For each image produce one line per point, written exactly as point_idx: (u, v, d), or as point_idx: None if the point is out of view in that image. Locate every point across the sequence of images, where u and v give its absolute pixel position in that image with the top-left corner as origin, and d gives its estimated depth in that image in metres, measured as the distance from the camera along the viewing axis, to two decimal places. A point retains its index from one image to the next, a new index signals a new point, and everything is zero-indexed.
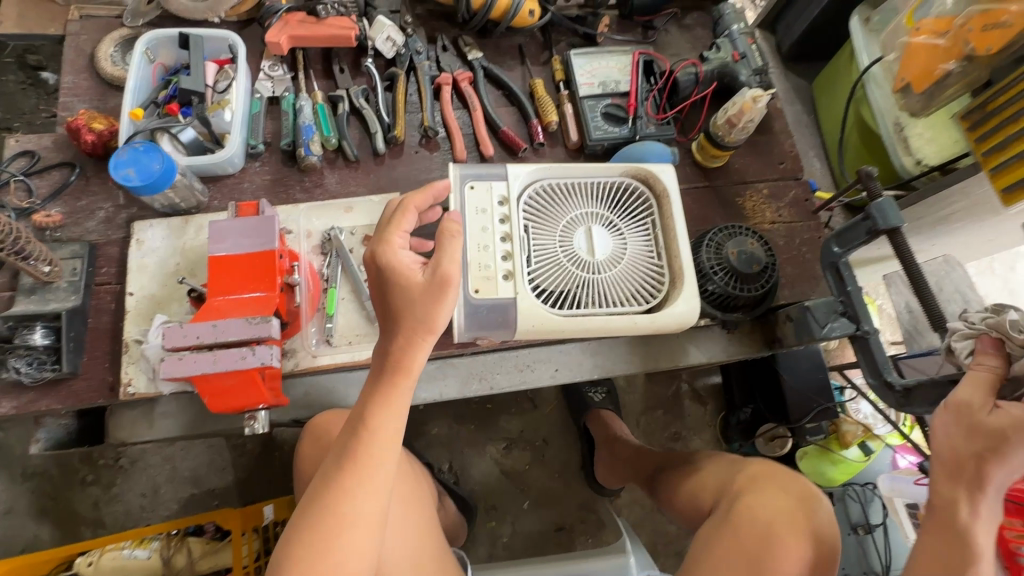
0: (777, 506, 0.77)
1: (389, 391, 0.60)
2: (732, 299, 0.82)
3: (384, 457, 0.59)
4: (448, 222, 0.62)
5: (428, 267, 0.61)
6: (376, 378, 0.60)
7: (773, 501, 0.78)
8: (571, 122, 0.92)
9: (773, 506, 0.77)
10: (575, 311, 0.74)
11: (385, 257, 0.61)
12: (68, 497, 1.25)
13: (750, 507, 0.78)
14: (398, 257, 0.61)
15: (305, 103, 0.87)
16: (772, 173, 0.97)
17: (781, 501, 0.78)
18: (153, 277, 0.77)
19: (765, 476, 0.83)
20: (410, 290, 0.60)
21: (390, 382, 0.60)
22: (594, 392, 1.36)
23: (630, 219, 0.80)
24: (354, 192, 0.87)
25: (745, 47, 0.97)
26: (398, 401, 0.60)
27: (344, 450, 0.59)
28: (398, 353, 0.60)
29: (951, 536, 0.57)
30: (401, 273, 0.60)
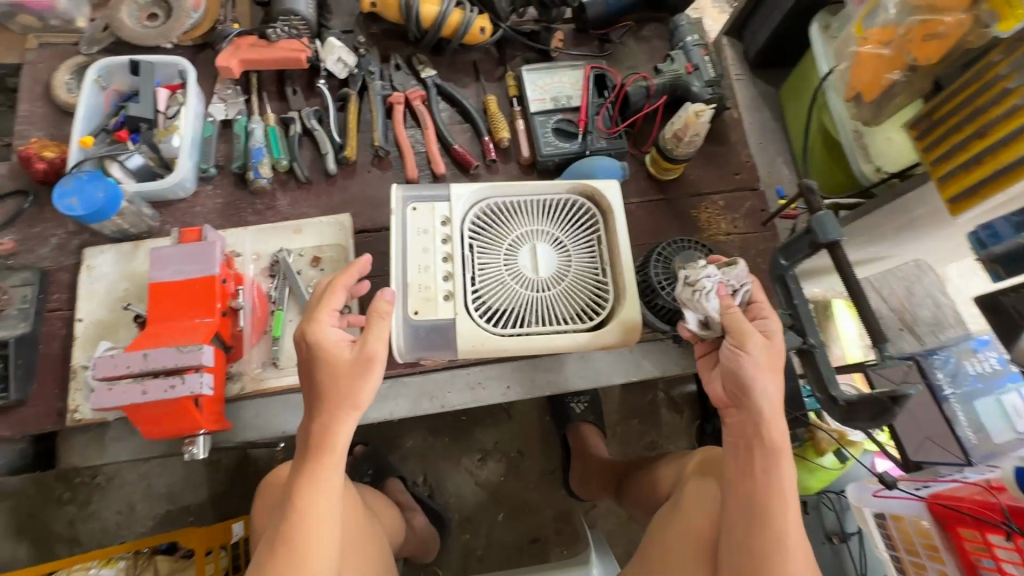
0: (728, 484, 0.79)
1: (315, 473, 0.60)
2: (681, 313, 0.82)
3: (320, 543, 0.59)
4: (378, 303, 0.64)
5: (355, 346, 0.64)
6: (302, 462, 0.61)
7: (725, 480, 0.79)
8: (523, 139, 0.92)
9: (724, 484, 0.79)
10: (518, 330, 0.74)
11: (313, 337, 0.64)
12: (44, 515, 1.27)
13: (702, 487, 0.80)
14: (319, 340, 0.63)
15: (257, 126, 0.88)
16: (728, 184, 0.97)
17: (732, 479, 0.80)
18: (102, 302, 0.78)
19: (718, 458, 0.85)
20: (335, 371, 0.62)
21: (318, 465, 0.61)
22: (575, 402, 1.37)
23: (577, 235, 0.80)
24: (306, 213, 0.87)
25: (698, 59, 0.97)
26: (326, 483, 0.61)
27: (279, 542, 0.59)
28: (322, 431, 0.61)
29: (754, 489, 0.63)
30: (331, 355, 0.63)
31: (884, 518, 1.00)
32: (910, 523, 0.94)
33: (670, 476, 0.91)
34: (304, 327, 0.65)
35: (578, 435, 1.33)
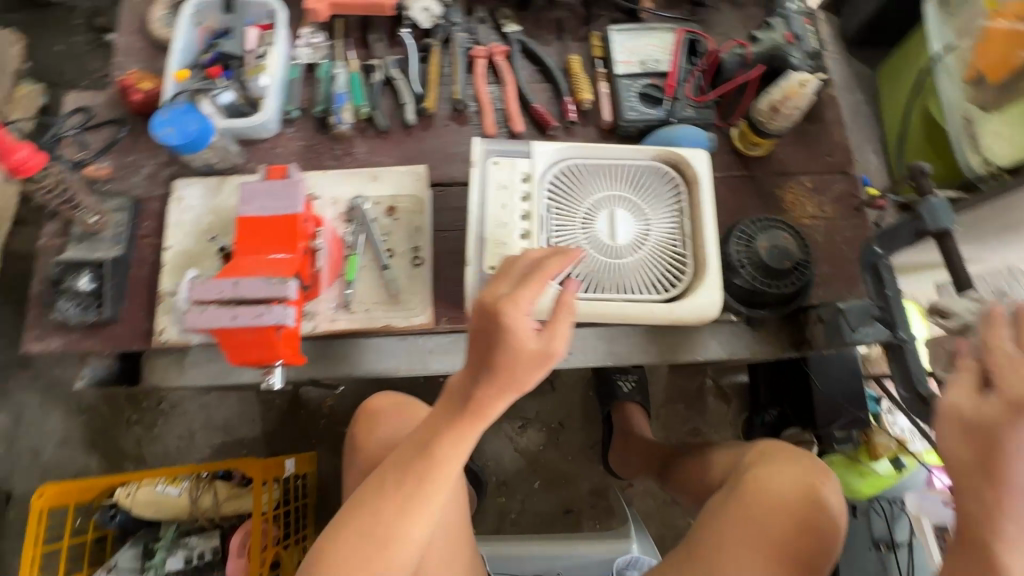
0: (789, 482, 0.75)
1: (462, 432, 0.63)
2: (758, 295, 0.79)
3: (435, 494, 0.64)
4: (566, 296, 0.59)
5: (541, 337, 0.58)
6: (450, 420, 0.63)
7: (785, 478, 0.75)
8: (605, 102, 0.89)
9: (784, 481, 0.75)
10: (592, 295, 0.73)
11: (507, 320, 0.56)
12: (114, 433, 1.36)
13: (759, 480, 0.76)
14: (516, 323, 0.56)
15: (341, 72, 0.88)
16: (818, 165, 0.91)
17: (794, 477, 0.75)
18: (188, 233, 0.81)
19: (785, 455, 0.80)
20: (517, 357, 0.57)
21: (463, 429, 0.62)
22: (623, 380, 1.35)
23: (658, 204, 0.78)
24: (382, 163, 0.88)
25: (800, 28, 0.90)
26: (467, 442, 0.63)
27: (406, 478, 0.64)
28: (482, 401, 0.61)
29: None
30: (517, 342, 0.56)
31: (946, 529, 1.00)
32: None
33: (725, 463, 0.89)
34: (497, 298, 0.57)
35: (623, 413, 1.32)
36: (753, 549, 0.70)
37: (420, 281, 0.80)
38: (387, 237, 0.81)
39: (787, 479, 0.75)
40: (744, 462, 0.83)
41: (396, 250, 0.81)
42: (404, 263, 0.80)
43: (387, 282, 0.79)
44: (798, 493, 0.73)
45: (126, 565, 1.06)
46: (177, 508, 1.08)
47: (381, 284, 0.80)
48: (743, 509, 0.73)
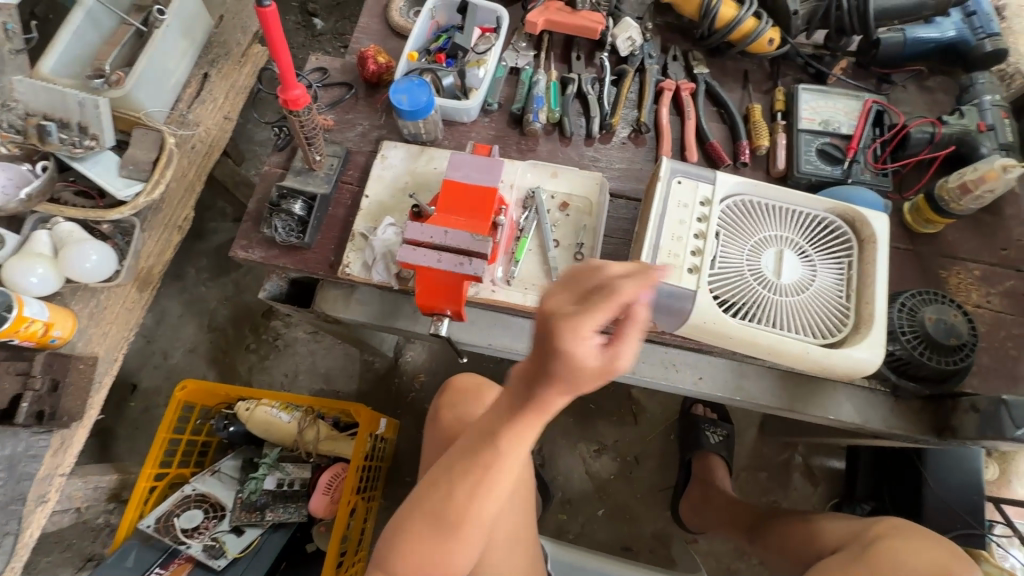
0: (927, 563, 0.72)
1: (521, 430, 0.53)
2: (913, 366, 0.78)
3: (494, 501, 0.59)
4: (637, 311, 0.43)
5: (606, 354, 0.44)
6: (514, 417, 0.53)
7: (919, 554, 0.73)
8: (782, 151, 0.93)
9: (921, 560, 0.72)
10: (749, 323, 0.75)
11: (562, 345, 0.43)
12: (233, 355, 1.50)
13: (888, 552, 0.75)
14: (578, 348, 0.43)
15: (542, 79, 0.98)
16: (990, 256, 0.90)
17: (934, 561, 0.72)
18: (385, 187, 0.91)
19: (928, 536, 0.76)
20: (580, 377, 0.45)
21: (522, 429, 0.53)
22: (711, 432, 1.33)
23: (827, 256, 0.79)
24: (560, 164, 0.95)
25: (995, 120, 0.90)
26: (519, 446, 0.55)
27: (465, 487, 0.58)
28: (543, 404, 0.51)
29: None
30: (574, 360, 0.44)
31: None
32: None
33: (840, 531, 0.86)
34: (557, 315, 0.44)
35: (705, 463, 1.30)
36: None
37: None
38: (556, 229, 0.88)
39: (920, 555, 0.73)
40: (865, 535, 0.80)
41: (562, 242, 0.87)
42: (567, 255, 0.86)
43: (549, 268, 0.85)
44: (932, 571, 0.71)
45: (228, 472, 1.15)
46: (284, 433, 1.15)
47: (542, 269, 0.86)
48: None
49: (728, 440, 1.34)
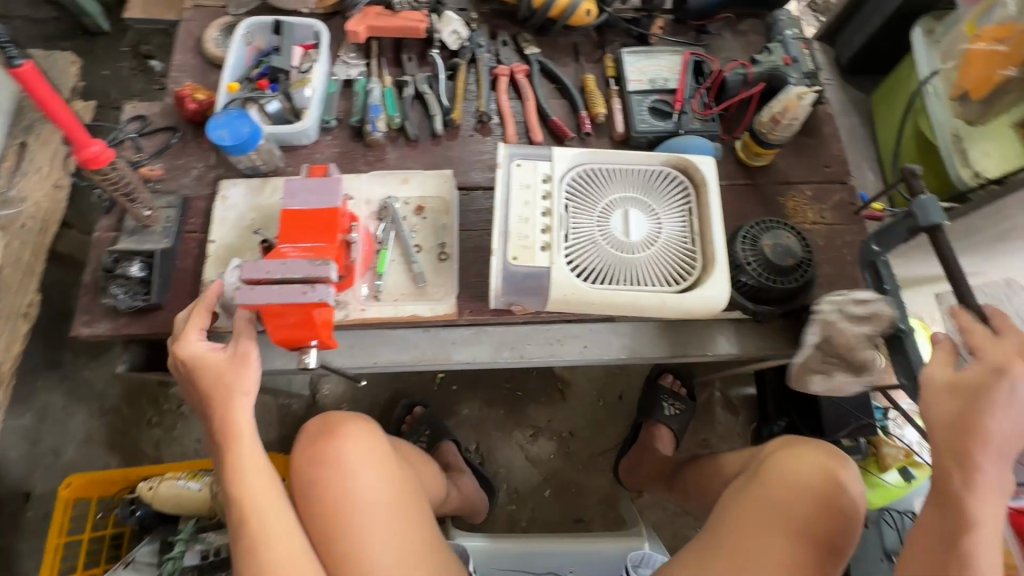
0: (813, 470, 0.78)
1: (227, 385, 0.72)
2: (764, 292, 0.84)
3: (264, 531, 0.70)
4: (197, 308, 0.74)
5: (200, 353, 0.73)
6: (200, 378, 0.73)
7: (808, 462, 0.79)
8: (618, 115, 0.97)
9: (809, 469, 0.78)
10: (606, 287, 0.78)
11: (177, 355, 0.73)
12: (135, 434, 1.39)
13: (781, 467, 0.80)
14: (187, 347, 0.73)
15: (375, 87, 0.96)
16: (817, 176, 0.97)
17: (819, 467, 0.78)
18: (231, 228, 0.87)
19: (808, 443, 0.82)
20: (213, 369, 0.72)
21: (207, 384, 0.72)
22: (668, 403, 1.35)
23: (669, 207, 0.84)
24: (411, 168, 0.95)
25: (797, 51, 0.98)
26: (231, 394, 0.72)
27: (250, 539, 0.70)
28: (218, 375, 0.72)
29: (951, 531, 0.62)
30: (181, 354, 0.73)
31: None
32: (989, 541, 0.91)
33: (737, 460, 0.92)
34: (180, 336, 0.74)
35: (650, 432, 1.32)
36: (780, 527, 0.74)
37: (446, 274, 0.85)
38: (415, 234, 0.87)
39: (805, 463, 0.79)
40: (762, 454, 0.86)
41: (424, 246, 0.87)
42: (431, 258, 0.86)
43: (415, 275, 0.84)
44: (815, 476, 0.77)
45: (143, 559, 1.07)
46: (196, 502, 1.08)
47: (409, 277, 0.85)
48: (764, 493, 0.78)
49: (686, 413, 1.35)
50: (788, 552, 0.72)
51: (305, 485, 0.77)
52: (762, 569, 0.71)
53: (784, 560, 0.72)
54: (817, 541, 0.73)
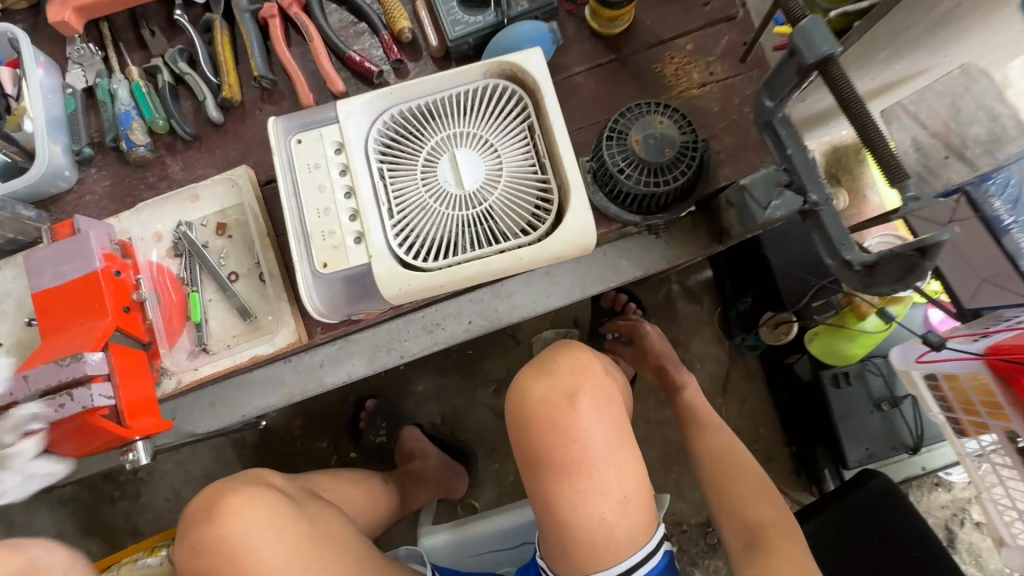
0: (553, 387, 0.70)
1: None
2: (650, 198, 0.67)
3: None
4: None
5: None
6: None
7: (543, 378, 0.71)
8: (428, 22, 0.75)
9: (548, 388, 0.70)
10: (452, 259, 0.63)
11: None
12: (102, 513, 1.34)
13: (520, 394, 0.72)
14: None
15: (119, 85, 0.75)
16: (695, 20, 0.76)
17: (549, 380, 0.71)
18: (15, 322, 0.72)
19: (552, 357, 0.74)
20: None
21: None
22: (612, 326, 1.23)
23: (505, 129, 0.65)
24: (204, 176, 0.76)
25: None
26: None
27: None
28: None
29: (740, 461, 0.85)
30: None
31: (937, 380, 0.91)
32: (965, 380, 0.84)
33: None
34: None
35: None
36: (547, 462, 0.68)
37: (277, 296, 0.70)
38: (226, 259, 0.71)
39: (542, 380, 0.71)
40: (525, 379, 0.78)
41: (241, 271, 0.71)
42: (254, 283, 0.71)
43: (239, 310, 0.69)
44: (551, 389, 0.70)
45: None
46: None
47: (235, 315, 0.70)
48: (520, 435, 0.70)
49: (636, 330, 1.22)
50: (545, 487, 0.67)
51: (193, 551, 0.69)
52: (559, 510, 0.66)
53: (547, 493, 0.67)
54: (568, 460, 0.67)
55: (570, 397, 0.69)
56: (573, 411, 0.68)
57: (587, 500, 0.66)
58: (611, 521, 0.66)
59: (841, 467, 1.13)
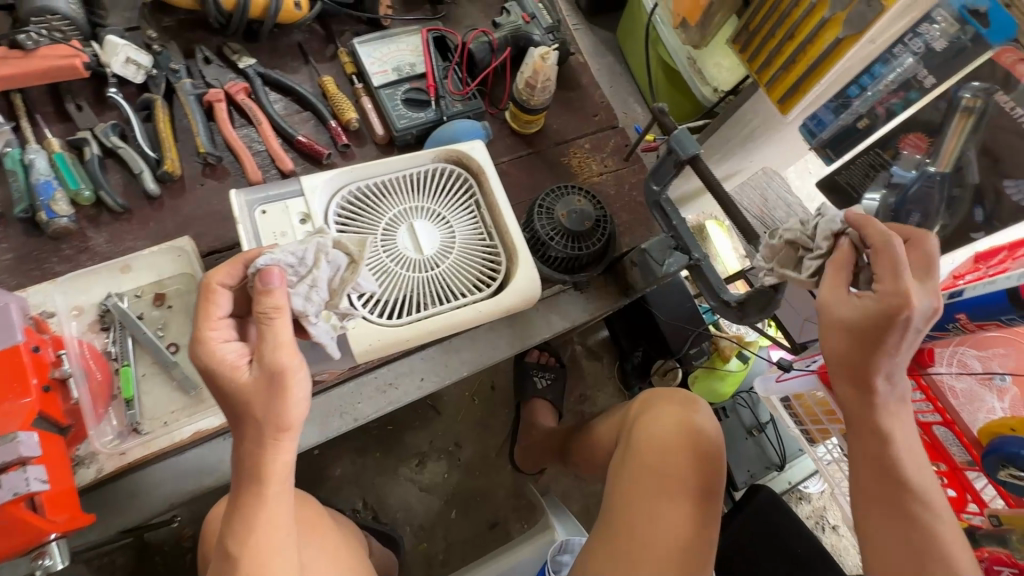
0: (675, 427, 0.85)
1: None
2: (575, 260, 0.82)
3: (278, 517, 0.55)
4: None
5: None
6: None
7: (666, 421, 0.86)
8: (373, 116, 0.85)
9: (672, 428, 0.85)
10: (414, 317, 0.69)
11: None
12: None
13: (646, 427, 0.87)
14: None
15: (37, 155, 0.71)
16: (590, 126, 0.97)
17: (679, 419, 0.86)
18: None
19: (666, 403, 0.89)
20: None
21: None
22: (539, 376, 1.36)
23: (456, 205, 0.76)
24: (134, 248, 0.73)
25: (534, 7, 0.95)
26: None
27: (222, 575, 0.54)
28: None
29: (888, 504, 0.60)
30: None
31: (789, 400, 1.15)
32: (809, 396, 1.08)
33: (602, 428, 1.01)
34: None
35: (530, 409, 1.33)
36: (657, 492, 0.79)
37: None
38: (165, 330, 0.68)
39: (664, 422, 0.86)
40: (631, 412, 0.94)
41: (182, 341, 0.68)
42: (198, 352, 0.68)
43: (181, 383, 0.66)
44: (674, 430, 0.85)
45: None
46: None
47: (175, 388, 0.66)
48: (638, 462, 0.83)
49: (558, 381, 1.37)
50: (662, 511, 0.78)
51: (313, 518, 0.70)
52: (659, 531, 0.76)
53: (663, 518, 0.77)
54: (689, 483, 0.80)
55: (698, 436, 0.84)
56: (689, 449, 0.82)
57: (681, 519, 0.77)
58: (694, 549, 0.76)
59: (731, 490, 1.31)
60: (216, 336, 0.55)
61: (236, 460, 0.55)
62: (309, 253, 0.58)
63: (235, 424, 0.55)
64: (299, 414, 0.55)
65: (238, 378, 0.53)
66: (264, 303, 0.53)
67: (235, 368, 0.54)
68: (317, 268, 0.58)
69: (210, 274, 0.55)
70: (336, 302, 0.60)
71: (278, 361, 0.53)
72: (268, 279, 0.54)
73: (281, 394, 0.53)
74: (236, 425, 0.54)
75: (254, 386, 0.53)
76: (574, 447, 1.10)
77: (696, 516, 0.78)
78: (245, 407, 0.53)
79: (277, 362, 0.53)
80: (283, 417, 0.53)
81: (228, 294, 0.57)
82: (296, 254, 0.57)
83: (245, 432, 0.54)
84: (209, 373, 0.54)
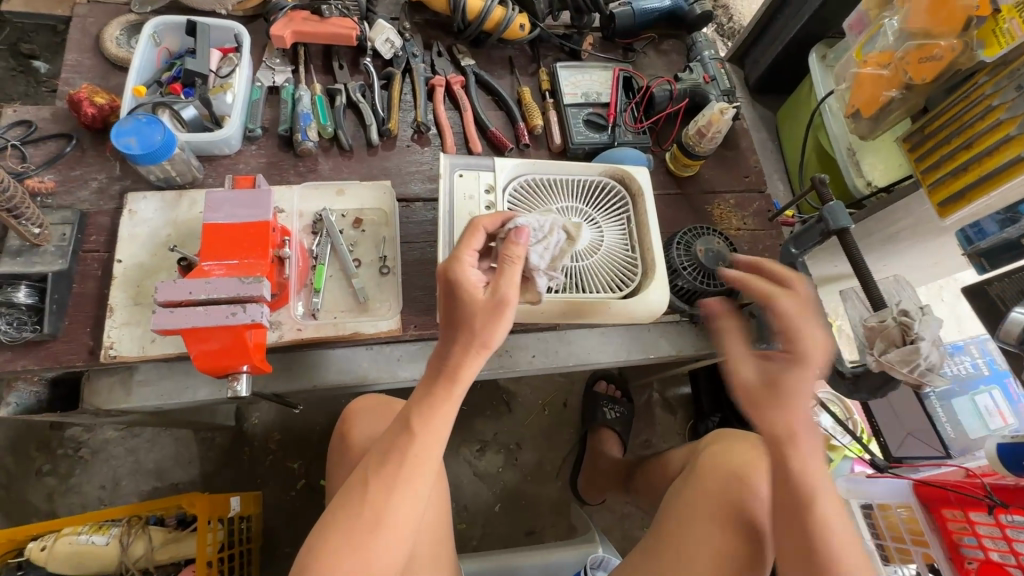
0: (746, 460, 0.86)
1: None
2: (700, 294, 0.88)
3: (449, 410, 0.65)
4: None
5: None
6: None
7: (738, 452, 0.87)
8: (555, 127, 0.99)
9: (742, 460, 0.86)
10: (549, 293, 0.78)
11: None
12: (22, 487, 1.22)
13: (717, 454, 0.88)
14: None
15: (304, 93, 0.91)
16: (739, 185, 1.05)
17: (750, 454, 0.87)
18: (143, 246, 0.78)
19: (741, 439, 0.90)
20: None
21: None
22: (609, 407, 1.39)
23: (609, 215, 0.86)
24: (346, 179, 0.91)
25: (715, 71, 1.06)
26: None
27: (394, 443, 0.63)
28: None
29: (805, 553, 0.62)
30: None
31: (870, 508, 1.10)
32: (897, 511, 1.04)
33: (678, 457, 1.06)
34: None
35: (596, 436, 1.37)
36: (712, 519, 0.81)
37: (389, 288, 0.82)
38: (354, 248, 0.83)
39: (735, 453, 0.87)
40: (704, 440, 0.96)
41: (364, 260, 0.83)
42: (373, 272, 0.82)
43: (355, 290, 0.80)
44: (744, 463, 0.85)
45: None
46: (104, 558, 0.98)
47: (349, 293, 0.81)
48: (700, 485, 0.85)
49: (627, 415, 1.40)
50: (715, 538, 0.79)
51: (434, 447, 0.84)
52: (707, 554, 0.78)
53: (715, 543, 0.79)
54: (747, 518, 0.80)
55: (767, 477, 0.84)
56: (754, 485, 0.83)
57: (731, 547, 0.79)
58: None
59: None
60: (468, 262, 0.66)
61: (438, 357, 0.65)
62: (547, 225, 0.72)
63: (449, 330, 0.65)
64: (500, 339, 0.65)
65: (474, 295, 0.64)
66: (510, 250, 0.65)
67: (475, 288, 0.64)
68: (550, 235, 0.72)
69: (480, 218, 0.69)
70: (556, 268, 0.73)
71: (506, 294, 0.64)
72: (519, 235, 0.66)
73: (498, 317, 0.63)
74: (453, 331, 0.64)
75: (484, 304, 0.63)
76: (643, 475, 1.16)
77: (747, 550, 0.78)
78: (469, 317, 0.63)
79: (507, 295, 0.64)
80: (491, 339, 0.64)
81: (485, 236, 0.69)
82: (539, 222, 0.72)
83: (456, 336, 0.64)
84: (456, 287, 0.64)
